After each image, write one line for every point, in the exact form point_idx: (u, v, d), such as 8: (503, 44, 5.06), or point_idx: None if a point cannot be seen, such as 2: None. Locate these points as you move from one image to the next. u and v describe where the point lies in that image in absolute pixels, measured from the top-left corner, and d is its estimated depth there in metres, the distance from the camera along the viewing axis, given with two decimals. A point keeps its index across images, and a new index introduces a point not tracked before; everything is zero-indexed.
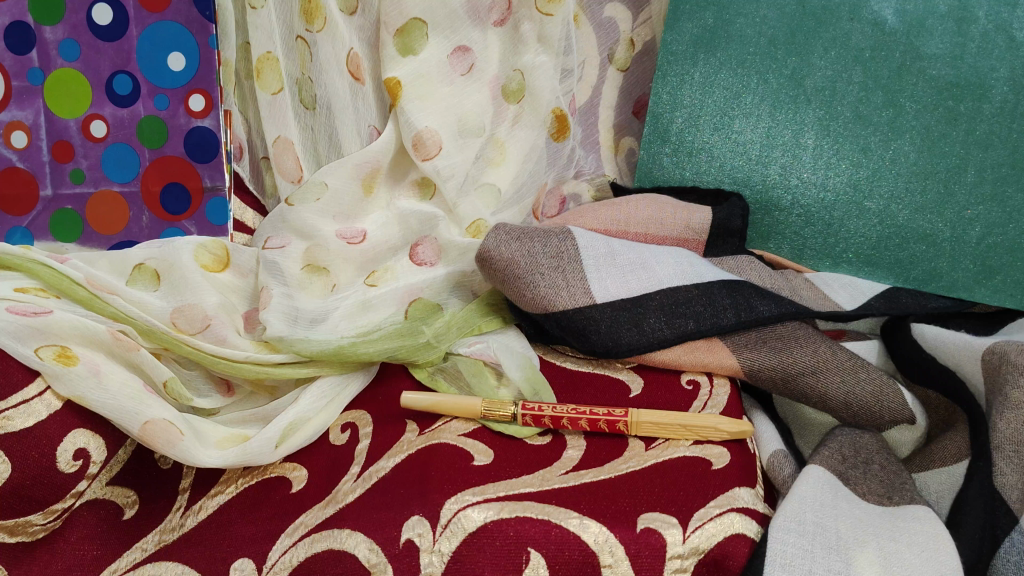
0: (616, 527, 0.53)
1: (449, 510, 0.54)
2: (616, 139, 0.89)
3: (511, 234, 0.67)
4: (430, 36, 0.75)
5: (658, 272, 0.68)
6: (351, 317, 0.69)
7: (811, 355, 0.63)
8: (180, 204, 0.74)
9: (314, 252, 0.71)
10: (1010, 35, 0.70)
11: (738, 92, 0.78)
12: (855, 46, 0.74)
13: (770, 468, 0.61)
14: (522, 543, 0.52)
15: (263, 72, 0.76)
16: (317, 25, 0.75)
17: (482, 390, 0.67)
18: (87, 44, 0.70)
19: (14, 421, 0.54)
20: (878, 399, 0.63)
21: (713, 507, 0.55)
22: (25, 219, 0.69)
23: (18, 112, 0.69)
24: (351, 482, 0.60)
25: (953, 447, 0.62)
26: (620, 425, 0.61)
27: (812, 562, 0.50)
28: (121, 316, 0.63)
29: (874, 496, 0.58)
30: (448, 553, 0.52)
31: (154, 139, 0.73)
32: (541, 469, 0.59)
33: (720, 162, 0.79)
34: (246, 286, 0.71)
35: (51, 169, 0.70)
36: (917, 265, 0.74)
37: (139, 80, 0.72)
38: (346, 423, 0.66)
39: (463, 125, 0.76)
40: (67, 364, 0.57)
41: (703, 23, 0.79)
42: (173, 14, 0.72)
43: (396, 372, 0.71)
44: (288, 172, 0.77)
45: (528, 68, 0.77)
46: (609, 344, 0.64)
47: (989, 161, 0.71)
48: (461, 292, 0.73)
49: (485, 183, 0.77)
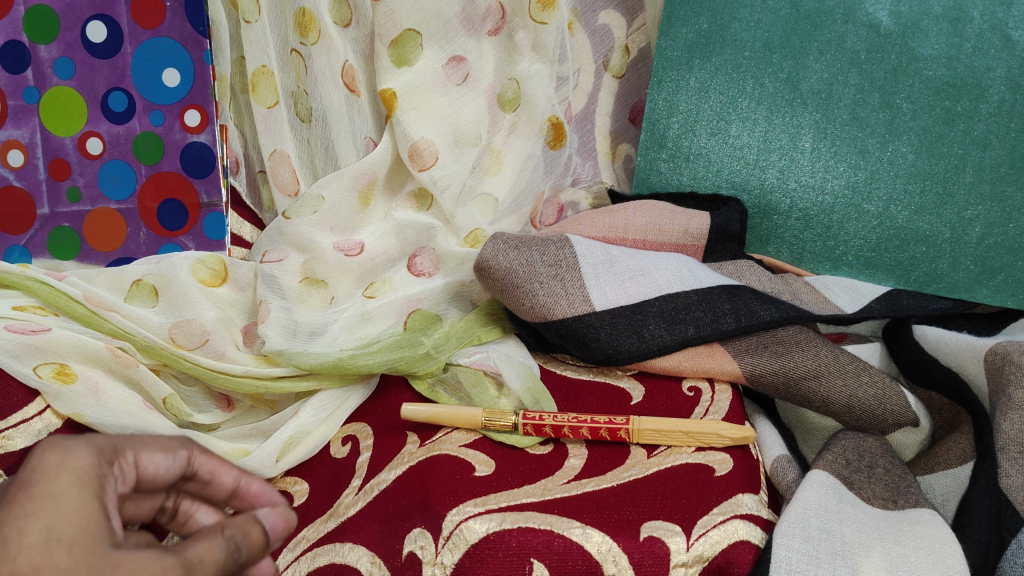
0: (619, 536, 0.52)
1: (450, 522, 0.53)
2: (613, 145, 0.90)
3: (510, 243, 0.66)
4: (425, 47, 0.75)
5: (656, 278, 0.67)
6: (350, 330, 0.68)
7: (812, 359, 0.63)
8: (177, 219, 0.74)
9: (312, 265, 0.71)
10: (1006, 34, 0.69)
11: (734, 96, 0.78)
12: (851, 49, 0.73)
13: (774, 475, 0.60)
14: (524, 553, 0.51)
15: (258, 85, 0.76)
16: (312, 37, 0.75)
17: (483, 400, 0.66)
18: (82, 62, 0.70)
19: (14, 441, 0.54)
20: (881, 402, 0.62)
21: (716, 514, 0.55)
22: (23, 237, 0.69)
23: (15, 131, 0.69)
24: (353, 495, 0.60)
25: (958, 449, 0.61)
26: (620, 433, 0.61)
27: (816, 567, 0.50)
28: (119, 333, 0.63)
29: (879, 500, 0.57)
30: (450, 565, 0.51)
31: (150, 155, 0.73)
32: (543, 479, 0.58)
33: (717, 167, 0.80)
34: (246, 300, 0.71)
35: (48, 188, 0.70)
36: (918, 267, 0.74)
37: (133, 97, 0.72)
38: (346, 437, 0.66)
39: (459, 135, 0.76)
40: (66, 382, 0.57)
41: (697, 28, 0.78)
42: (168, 30, 0.72)
43: (396, 383, 0.70)
44: (285, 185, 0.77)
45: (523, 76, 0.77)
46: (609, 352, 0.64)
47: (988, 161, 0.71)
48: (460, 302, 0.73)
49: (483, 192, 0.78)
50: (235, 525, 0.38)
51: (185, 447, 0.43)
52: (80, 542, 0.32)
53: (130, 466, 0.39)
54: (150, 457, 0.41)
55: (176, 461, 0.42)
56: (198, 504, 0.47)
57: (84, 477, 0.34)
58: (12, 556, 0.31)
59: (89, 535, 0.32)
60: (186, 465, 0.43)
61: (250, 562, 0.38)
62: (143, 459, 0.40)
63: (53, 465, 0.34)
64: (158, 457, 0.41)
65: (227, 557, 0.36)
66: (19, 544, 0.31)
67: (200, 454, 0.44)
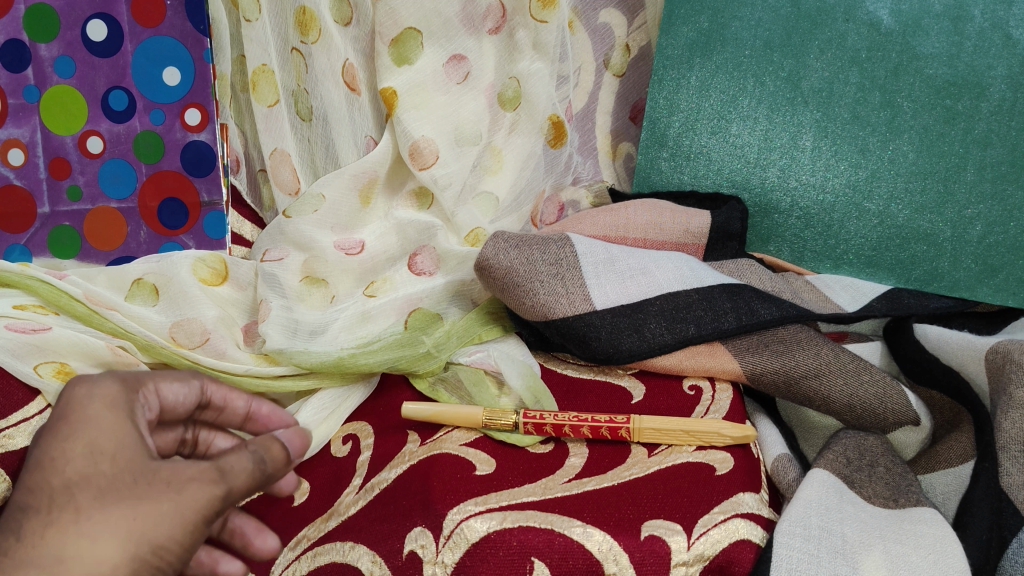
0: (619, 535, 0.52)
1: (452, 521, 0.53)
2: (613, 144, 0.90)
3: (511, 242, 0.66)
4: (425, 46, 0.75)
5: (657, 276, 0.67)
6: (351, 329, 0.68)
7: (813, 358, 0.63)
8: (177, 218, 0.74)
9: (312, 264, 0.71)
10: (1006, 32, 0.69)
11: (735, 95, 0.78)
12: (852, 47, 0.73)
13: (775, 473, 0.60)
14: (525, 552, 0.51)
15: (259, 84, 0.76)
16: (312, 36, 0.75)
17: (483, 399, 0.66)
18: (82, 61, 0.70)
19: (15, 439, 0.53)
20: (882, 401, 0.62)
21: (717, 513, 0.55)
22: (24, 236, 0.69)
23: (15, 130, 0.69)
24: (353, 494, 0.60)
25: (959, 448, 0.61)
26: (621, 432, 0.61)
27: (817, 566, 0.50)
28: (120, 332, 0.63)
29: (880, 499, 0.57)
30: (450, 565, 0.51)
31: (150, 154, 0.73)
32: (543, 478, 0.58)
33: (718, 166, 0.80)
34: (246, 299, 0.71)
35: (48, 187, 0.70)
36: (918, 266, 0.74)
37: (134, 96, 0.72)
38: (347, 436, 0.66)
39: (460, 134, 0.76)
40: (66, 380, 0.57)
41: (698, 26, 0.78)
42: (168, 29, 0.72)
43: (397, 382, 0.70)
44: (286, 184, 0.77)
45: (524, 75, 0.77)
46: (609, 351, 0.64)
47: (989, 160, 0.71)
48: (461, 301, 0.73)
49: (483, 192, 0.78)
50: (259, 441, 0.40)
51: (198, 379, 0.47)
52: (121, 453, 0.37)
53: (152, 394, 0.43)
54: (168, 386, 0.44)
55: (191, 390, 0.46)
56: (215, 433, 0.50)
57: (114, 402, 0.39)
58: (63, 469, 0.36)
59: (127, 448, 0.37)
60: (201, 395, 0.47)
61: (276, 476, 0.41)
62: (163, 387, 0.44)
63: (84, 394, 0.38)
64: (176, 387, 0.45)
65: (254, 467, 0.39)
66: (66, 459, 0.36)
67: (212, 385, 0.48)
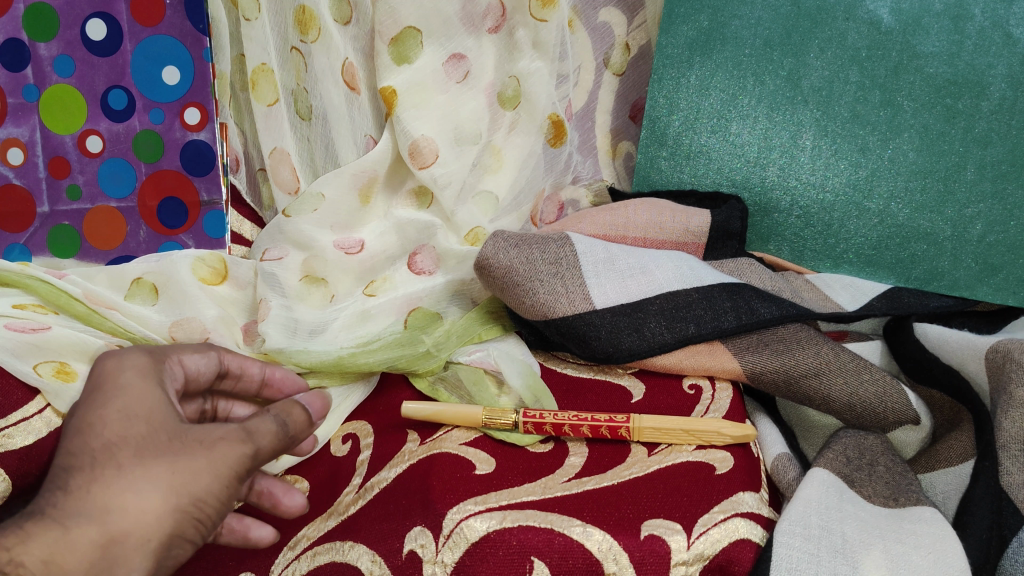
0: (619, 534, 0.52)
1: (451, 520, 0.53)
2: (613, 143, 0.89)
3: (511, 241, 0.66)
4: (425, 44, 0.75)
5: (657, 276, 0.67)
6: (351, 328, 0.69)
7: (813, 357, 0.63)
8: (177, 218, 0.74)
9: (312, 263, 0.71)
10: (1007, 31, 0.69)
11: (735, 94, 0.78)
12: (852, 46, 0.73)
13: (775, 472, 0.60)
14: (525, 552, 0.51)
15: (259, 83, 0.76)
16: (312, 35, 0.75)
17: (483, 399, 0.66)
18: (82, 59, 0.70)
19: (14, 439, 0.53)
20: (882, 400, 0.62)
21: (717, 512, 0.55)
22: (23, 235, 0.69)
23: (14, 129, 0.69)
24: (353, 493, 0.60)
25: (959, 447, 0.61)
26: (621, 431, 0.61)
27: (817, 565, 0.50)
28: (120, 331, 0.63)
29: (880, 498, 0.57)
30: (450, 564, 0.51)
31: (151, 153, 0.73)
32: (542, 478, 0.58)
33: (718, 165, 0.80)
34: (246, 299, 0.71)
35: (48, 186, 0.70)
36: (918, 265, 0.74)
37: (133, 95, 0.72)
38: (347, 435, 0.66)
39: (459, 133, 0.76)
40: (66, 380, 0.57)
41: (698, 25, 0.78)
42: (167, 28, 0.72)
43: (396, 381, 0.70)
44: (285, 183, 0.78)
45: (523, 74, 0.77)
46: (609, 350, 0.64)
47: (989, 159, 0.71)
48: (460, 300, 0.73)
49: (484, 191, 0.78)
50: (279, 407, 0.48)
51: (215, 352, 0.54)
52: (154, 415, 0.43)
53: (175, 365, 0.50)
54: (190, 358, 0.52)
55: (209, 360, 0.53)
56: (232, 402, 0.59)
57: (142, 375, 0.45)
58: (101, 431, 0.42)
59: (159, 413, 0.44)
60: (219, 364, 0.55)
61: (297, 436, 0.48)
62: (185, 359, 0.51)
63: (116, 368, 0.46)
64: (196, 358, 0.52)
65: (278, 428, 0.46)
66: (104, 425, 0.42)
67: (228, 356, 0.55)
